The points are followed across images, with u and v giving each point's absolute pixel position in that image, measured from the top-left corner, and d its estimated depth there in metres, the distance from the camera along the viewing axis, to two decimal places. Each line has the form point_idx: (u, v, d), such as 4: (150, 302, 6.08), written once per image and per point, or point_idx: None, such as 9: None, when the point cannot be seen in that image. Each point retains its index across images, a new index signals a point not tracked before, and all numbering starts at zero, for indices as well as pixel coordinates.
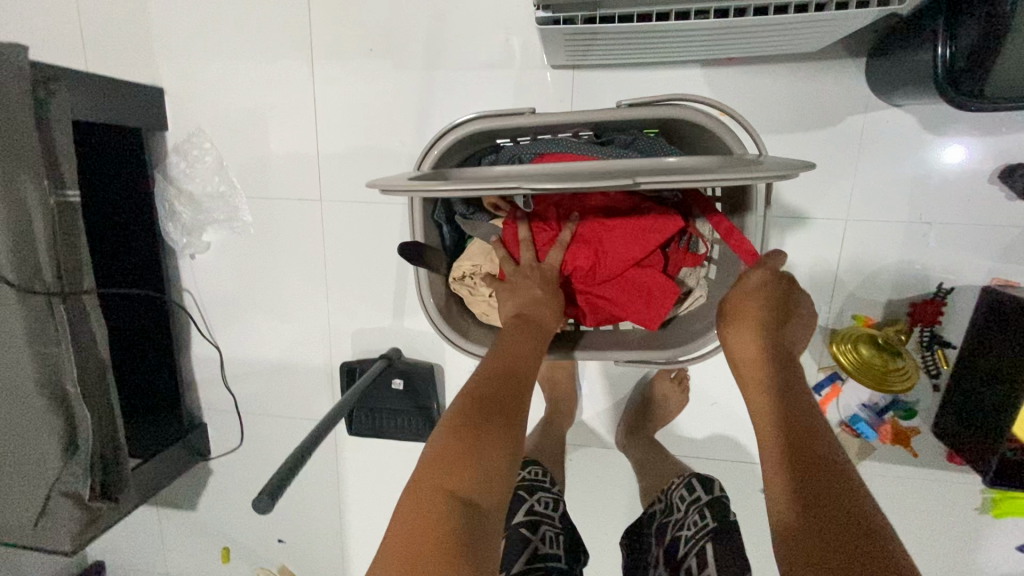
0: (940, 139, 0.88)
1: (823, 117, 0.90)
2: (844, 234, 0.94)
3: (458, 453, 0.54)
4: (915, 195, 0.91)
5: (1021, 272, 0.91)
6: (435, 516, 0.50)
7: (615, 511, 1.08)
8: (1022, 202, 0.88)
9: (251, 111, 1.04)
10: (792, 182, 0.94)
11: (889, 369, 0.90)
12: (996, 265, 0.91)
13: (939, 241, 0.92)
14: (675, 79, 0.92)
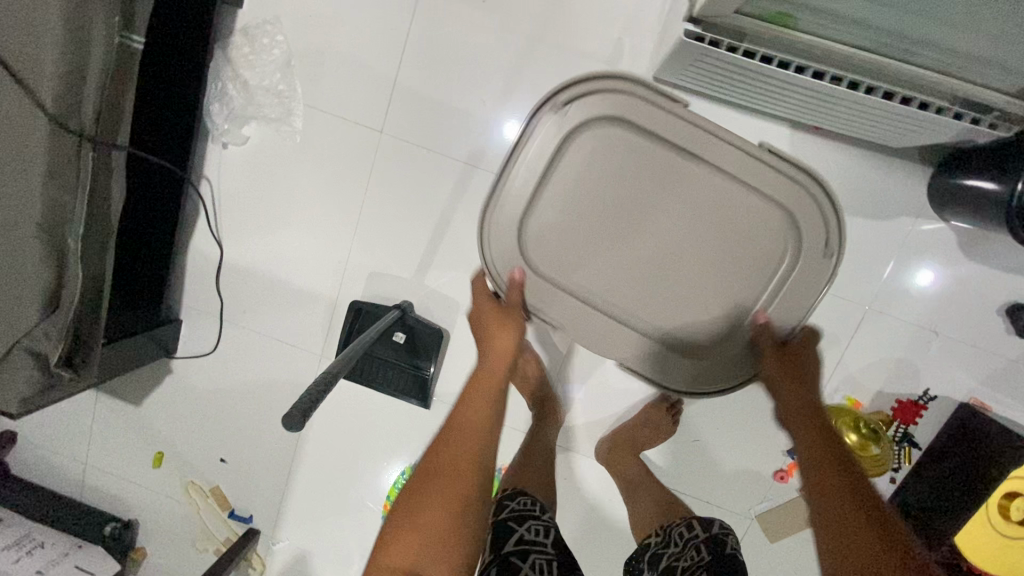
0: (971, 262, 0.96)
1: (879, 210, 0.96)
2: (861, 321, 1.00)
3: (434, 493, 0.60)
4: (935, 304, 0.98)
5: (998, 400, 1.00)
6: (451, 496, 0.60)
7: (572, 515, 1.11)
8: (1016, 338, 0.97)
9: (338, 19, 0.98)
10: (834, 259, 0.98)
11: (865, 456, 0.97)
12: (978, 387, 1.00)
13: (940, 351, 1.00)
14: (761, 130, 0.95)
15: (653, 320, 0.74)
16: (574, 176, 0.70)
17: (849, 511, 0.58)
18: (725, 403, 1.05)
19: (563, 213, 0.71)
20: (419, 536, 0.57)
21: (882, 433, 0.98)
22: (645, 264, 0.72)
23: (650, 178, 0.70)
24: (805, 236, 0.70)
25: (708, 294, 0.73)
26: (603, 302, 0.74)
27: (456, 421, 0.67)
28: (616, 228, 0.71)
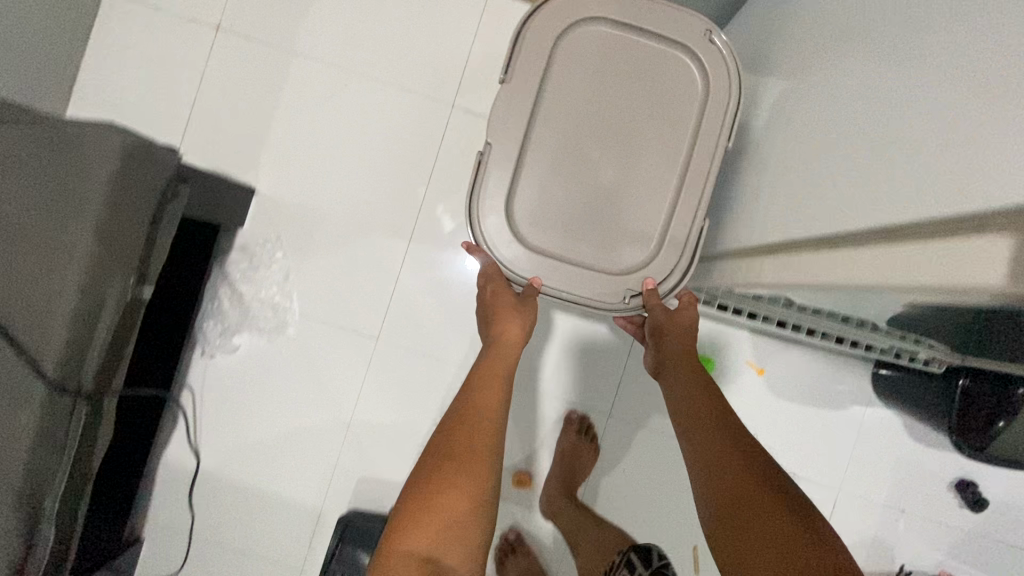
0: (919, 443, 1.07)
1: (836, 400, 1.07)
2: (834, 502, 1.07)
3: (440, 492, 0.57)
4: (895, 482, 1.07)
5: (964, 571, 1.07)
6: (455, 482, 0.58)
7: None
8: (968, 511, 1.07)
9: (337, 237, 1.04)
10: (803, 445, 1.07)
11: None
12: (946, 559, 1.07)
13: (907, 526, 1.07)
14: (727, 334, 1.06)
15: (530, 199, 0.75)
16: (644, 72, 0.74)
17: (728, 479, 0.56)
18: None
19: (586, 71, 0.74)
20: (424, 526, 0.55)
21: None
22: (580, 150, 0.75)
23: (641, 112, 0.75)
24: (668, 245, 0.75)
25: (594, 229, 0.76)
26: (543, 148, 0.74)
27: (464, 399, 0.66)
28: (582, 114, 0.74)
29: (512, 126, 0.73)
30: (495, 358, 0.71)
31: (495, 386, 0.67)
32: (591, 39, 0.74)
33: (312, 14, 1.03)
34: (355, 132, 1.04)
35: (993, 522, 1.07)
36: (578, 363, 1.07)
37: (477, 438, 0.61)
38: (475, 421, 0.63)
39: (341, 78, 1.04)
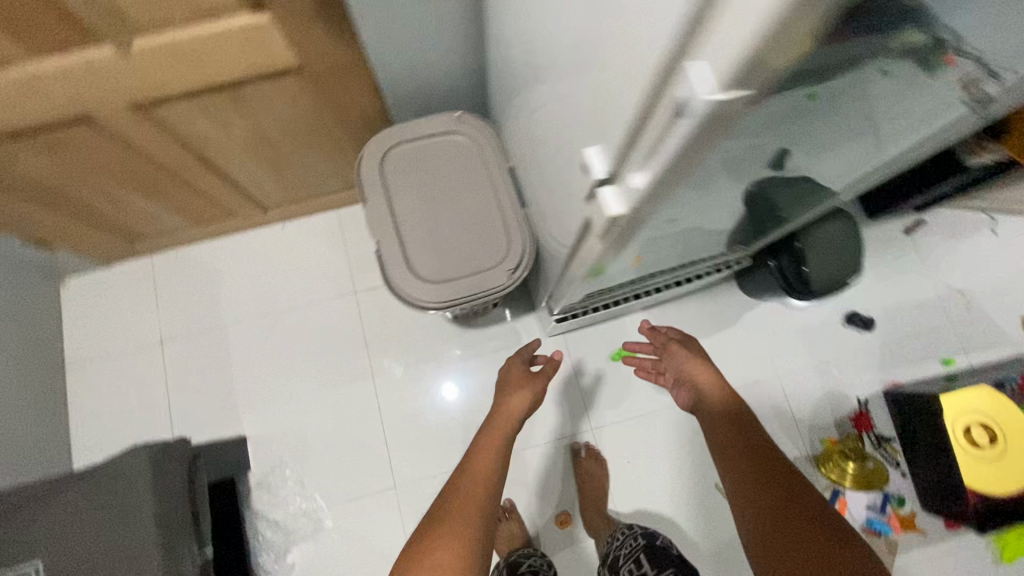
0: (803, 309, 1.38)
1: (731, 318, 1.37)
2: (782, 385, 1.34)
3: (432, 559, 0.74)
4: (809, 344, 1.36)
5: (898, 372, 1.35)
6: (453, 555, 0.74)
7: None
8: (867, 331, 1.37)
9: (325, 430, 1.27)
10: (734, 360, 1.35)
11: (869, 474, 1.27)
12: (880, 373, 1.35)
13: (840, 369, 1.35)
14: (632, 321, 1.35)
15: (414, 258, 0.93)
16: (442, 151, 0.99)
17: (754, 506, 0.80)
18: None
19: (405, 166, 0.97)
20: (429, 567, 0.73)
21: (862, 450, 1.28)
22: (428, 212, 0.96)
23: (455, 174, 0.98)
24: (518, 242, 0.95)
25: (466, 257, 0.94)
26: (404, 224, 0.95)
27: (457, 485, 0.88)
28: (417, 193, 0.96)
29: (366, 207, 0.95)
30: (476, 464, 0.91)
31: (482, 482, 0.88)
32: (395, 147, 0.98)
33: (222, 293, 1.34)
34: (297, 350, 1.31)
35: (887, 328, 1.37)
36: (549, 405, 1.31)
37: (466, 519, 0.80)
38: (468, 506, 0.83)
39: (266, 322, 1.33)
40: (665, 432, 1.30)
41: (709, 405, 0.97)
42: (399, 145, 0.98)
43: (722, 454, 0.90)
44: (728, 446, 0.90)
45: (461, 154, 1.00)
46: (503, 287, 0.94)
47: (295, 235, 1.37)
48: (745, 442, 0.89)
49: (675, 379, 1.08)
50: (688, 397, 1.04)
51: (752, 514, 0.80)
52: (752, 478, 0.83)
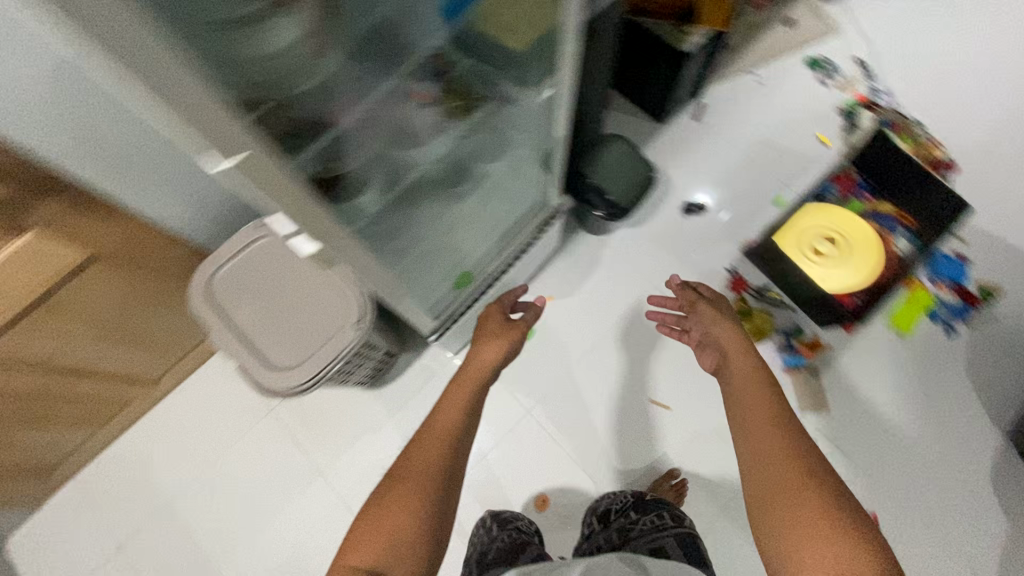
0: (646, 222, 1.56)
1: (595, 259, 1.53)
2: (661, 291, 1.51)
3: (378, 521, 0.84)
4: (666, 246, 1.53)
5: (745, 230, 1.52)
6: (402, 513, 0.84)
7: (745, 549, 1.32)
8: (705, 211, 1.55)
9: (304, 540, 1.33)
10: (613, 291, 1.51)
11: (761, 325, 1.42)
12: (732, 238, 1.52)
13: (699, 252, 1.52)
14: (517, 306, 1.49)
15: (275, 358, 1.02)
16: (254, 258, 1.06)
17: (766, 454, 0.83)
18: (689, 397, 1.43)
19: (229, 287, 1.05)
20: (386, 521, 0.83)
21: (747, 309, 1.43)
22: (269, 316, 1.04)
23: (274, 272, 1.06)
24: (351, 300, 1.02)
25: (314, 336, 1.02)
26: (252, 334, 1.02)
27: (421, 443, 0.99)
28: (251, 305, 1.04)
29: (209, 334, 1.03)
30: (440, 418, 1.03)
31: (440, 446, 0.97)
32: (210, 275, 1.04)
33: (155, 474, 1.38)
34: (245, 486, 1.37)
35: (718, 201, 1.55)
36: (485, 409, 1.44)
37: (421, 484, 0.90)
38: (426, 470, 0.92)
39: (207, 477, 1.38)
40: (588, 379, 1.46)
41: (733, 362, 1.01)
42: (213, 274, 1.05)
43: (738, 420, 0.92)
44: (752, 389, 0.94)
45: (271, 250, 1.07)
46: (351, 345, 1.01)
47: (197, 389, 1.44)
48: (767, 400, 0.91)
49: (708, 349, 1.10)
50: (711, 353, 1.08)
51: (758, 469, 0.83)
52: (747, 451, 0.87)
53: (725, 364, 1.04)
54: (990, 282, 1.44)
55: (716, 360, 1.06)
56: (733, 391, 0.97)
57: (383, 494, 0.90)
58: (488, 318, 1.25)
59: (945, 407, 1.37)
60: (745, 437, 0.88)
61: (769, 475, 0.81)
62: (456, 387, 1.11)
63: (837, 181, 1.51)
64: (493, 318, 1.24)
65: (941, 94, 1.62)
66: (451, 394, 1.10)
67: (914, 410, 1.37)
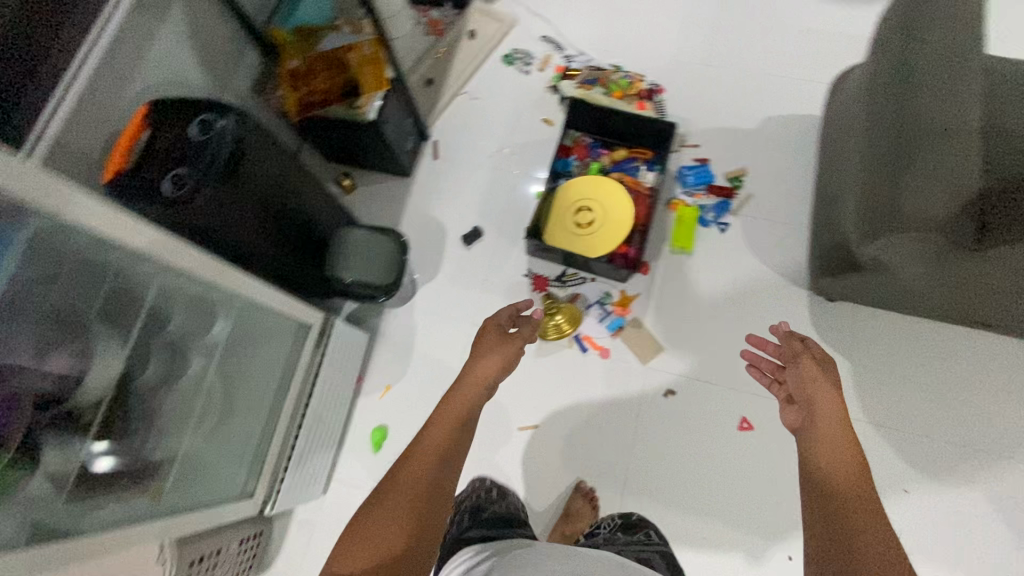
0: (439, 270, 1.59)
1: (410, 329, 1.54)
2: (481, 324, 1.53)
3: (365, 531, 0.89)
4: (465, 282, 1.57)
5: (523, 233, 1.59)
6: (397, 520, 0.91)
7: (662, 510, 1.36)
8: (483, 235, 1.60)
9: None
10: (441, 348, 1.52)
11: (574, 309, 1.48)
12: (517, 246, 1.58)
13: (496, 272, 1.57)
14: (360, 413, 1.47)
15: None
16: None
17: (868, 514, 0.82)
18: (549, 403, 1.46)
19: None
20: (371, 542, 0.88)
21: (557, 301, 1.50)
22: None
23: None
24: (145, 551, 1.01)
25: None
26: None
27: (419, 451, 1.00)
28: None
29: None
30: (439, 422, 1.05)
31: (427, 471, 0.97)
32: None
33: None
34: None
35: (489, 221, 1.62)
36: None
37: (427, 491, 0.95)
38: (416, 496, 0.94)
39: None
40: None
41: (822, 414, 0.95)
42: None
43: (823, 496, 0.87)
44: (842, 434, 0.92)
45: None
46: None
47: None
48: (854, 455, 0.89)
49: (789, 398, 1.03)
50: (797, 407, 1.00)
51: (843, 519, 0.83)
52: (839, 511, 0.84)
53: (818, 387, 0.98)
54: (733, 169, 1.58)
55: (801, 414, 0.99)
56: (826, 408, 0.95)
57: (378, 501, 0.94)
58: (488, 334, 1.20)
59: (752, 291, 1.48)
60: (839, 495, 0.86)
61: (876, 536, 0.79)
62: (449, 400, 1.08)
63: (573, 152, 1.62)
64: (491, 330, 1.21)
65: (619, 32, 1.77)
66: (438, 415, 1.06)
67: (731, 308, 1.47)
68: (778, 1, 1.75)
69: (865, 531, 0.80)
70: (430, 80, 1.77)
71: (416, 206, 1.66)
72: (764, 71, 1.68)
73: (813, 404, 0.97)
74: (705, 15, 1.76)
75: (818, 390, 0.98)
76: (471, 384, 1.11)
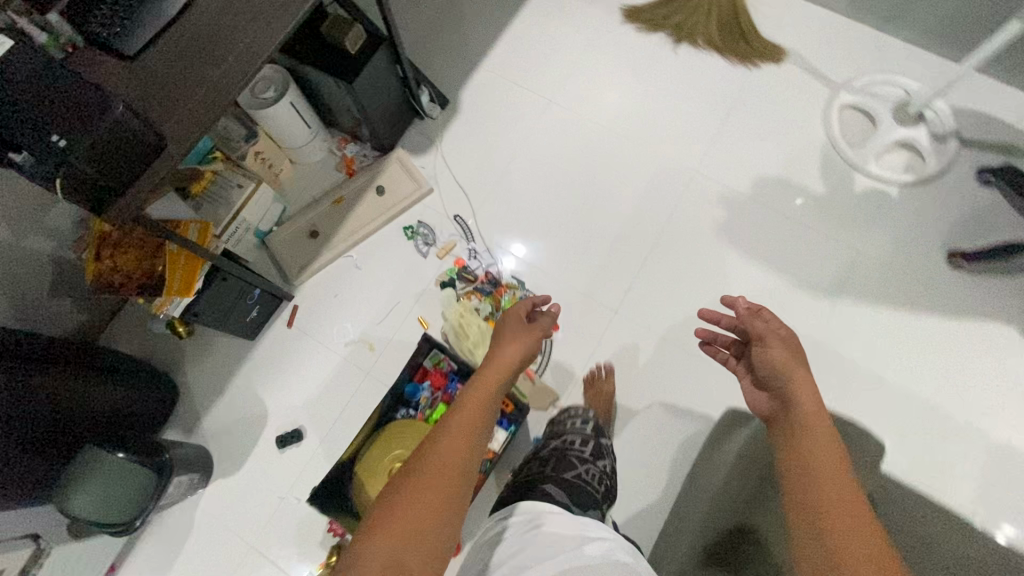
0: (243, 466, 1.40)
1: (187, 527, 1.36)
2: (262, 547, 1.34)
3: (402, 522, 0.65)
4: (263, 491, 1.38)
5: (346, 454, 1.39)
6: (435, 501, 0.68)
7: None
8: (304, 438, 1.41)
9: None
10: (211, 559, 1.34)
11: None
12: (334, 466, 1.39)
13: (299, 492, 1.37)
14: None
15: None
16: None
17: (835, 501, 0.68)
18: None
19: None
20: (403, 523, 0.65)
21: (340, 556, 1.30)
22: None
23: None
24: None
25: None
26: None
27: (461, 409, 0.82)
28: None
29: None
30: (482, 384, 0.90)
31: (468, 436, 0.77)
32: None
33: None
34: None
35: (316, 424, 1.42)
36: None
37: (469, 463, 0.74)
38: (449, 477, 0.71)
39: None
40: None
41: (798, 407, 0.80)
42: None
43: (796, 468, 0.73)
44: (813, 441, 0.75)
45: None
46: None
47: None
48: (833, 451, 0.73)
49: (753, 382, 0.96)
50: (766, 391, 0.90)
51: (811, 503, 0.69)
52: (812, 513, 0.68)
53: (790, 401, 0.82)
54: None
55: (771, 398, 0.88)
56: (795, 400, 0.81)
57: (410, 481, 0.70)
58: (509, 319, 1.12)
59: None
60: (811, 470, 0.72)
61: (834, 495, 0.68)
62: (480, 383, 0.89)
63: (429, 377, 1.38)
64: (527, 307, 1.14)
65: (537, 239, 1.56)
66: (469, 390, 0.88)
67: None
68: (726, 258, 1.50)
69: (831, 482, 0.70)
70: (313, 233, 1.55)
71: (245, 380, 1.46)
72: (678, 340, 1.44)
73: (772, 381, 0.87)
74: (637, 246, 1.53)
75: (779, 369, 0.86)
76: (515, 349, 1.01)
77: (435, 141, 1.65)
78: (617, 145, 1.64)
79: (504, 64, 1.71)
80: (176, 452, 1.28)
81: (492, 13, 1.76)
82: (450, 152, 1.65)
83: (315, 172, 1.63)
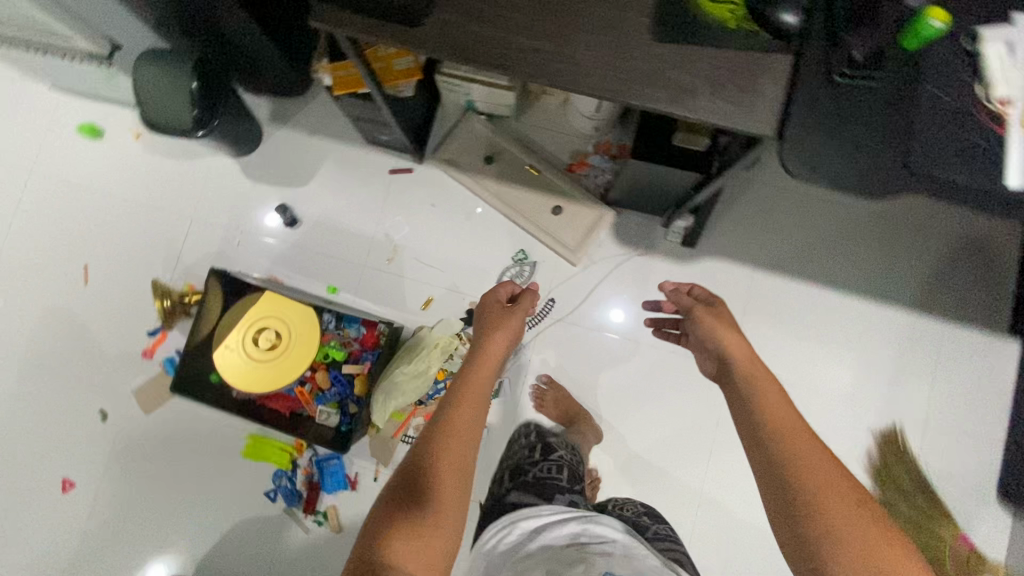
0: (253, 181, 1.47)
1: (191, 155, 1.48)
2: (191, 227, 1.45)
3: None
4: (237, 209, 1.46)
5: (284, 274, 1.43)
6: (429, 536, 0.68)
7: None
8: (291, 229, 1.45)
9: None
10: (172, 186, 1.47)
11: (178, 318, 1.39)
12: (273, 266, 1.43)
13: (244, 242, 1.44)
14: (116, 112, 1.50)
15: None
16: None
17: (822, 471, 0.66)
18: (103, 295, 1.44)
19: None
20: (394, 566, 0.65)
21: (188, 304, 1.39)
22: None
23: None
24: None
25: None
26: None
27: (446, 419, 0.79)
28: None
29: None
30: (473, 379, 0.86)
31: (462, 450, 0.76)
32: None
33: None
34: None
35: (305, 234, 1.44)
36: (20, 136, 1.51)
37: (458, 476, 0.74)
38: (441, 508, 0.70)
39: None
40: (84, 205, 1.48)
41: (734, 366, 0.81)
42: None
43: (755, 437, 0.72)
44: (788, 412, 0.72)
45: None
46: None
47: None
48: (812, 433, 0.70)
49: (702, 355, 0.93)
50: (708, 359, 0.90)
51: (793, 485, 0.65)
52: (779, 483, 0.66)
53: (730, 364, 0.82)
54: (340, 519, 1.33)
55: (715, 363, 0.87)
56: (752, 363, 0.80)
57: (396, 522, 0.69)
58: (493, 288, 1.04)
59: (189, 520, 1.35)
60: (787, 450, 0.68)
61: (818, 467, 0.66)
62: (465, 379, 0.86)
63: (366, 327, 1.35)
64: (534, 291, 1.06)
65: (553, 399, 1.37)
66: (458, 384, 0.85)
67: (175, 494, 1.36)
68: None
69: (798, 456, 0.67)
70: (488, 159, 1.41)
71: (328, 151, 1.46)
72: None
73: (710, 338, 0.87)
74: None
75: (719, 334, 0.85)
76: (498, 322, 0.96)
77: (637, 247, 1.40)
78: (694, 465, 1.33)
79: (760, 297, 1.39)
80: (226, 120, 1.31)
81: (823, 261, 1.39)
82: (629, 268, 1.40)
83: (563, 128, 1.44)
